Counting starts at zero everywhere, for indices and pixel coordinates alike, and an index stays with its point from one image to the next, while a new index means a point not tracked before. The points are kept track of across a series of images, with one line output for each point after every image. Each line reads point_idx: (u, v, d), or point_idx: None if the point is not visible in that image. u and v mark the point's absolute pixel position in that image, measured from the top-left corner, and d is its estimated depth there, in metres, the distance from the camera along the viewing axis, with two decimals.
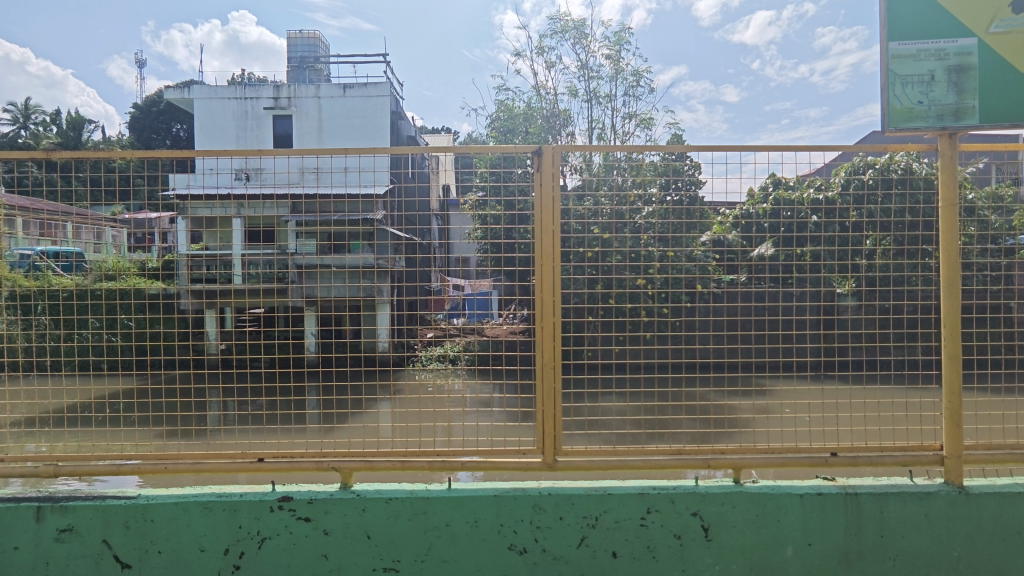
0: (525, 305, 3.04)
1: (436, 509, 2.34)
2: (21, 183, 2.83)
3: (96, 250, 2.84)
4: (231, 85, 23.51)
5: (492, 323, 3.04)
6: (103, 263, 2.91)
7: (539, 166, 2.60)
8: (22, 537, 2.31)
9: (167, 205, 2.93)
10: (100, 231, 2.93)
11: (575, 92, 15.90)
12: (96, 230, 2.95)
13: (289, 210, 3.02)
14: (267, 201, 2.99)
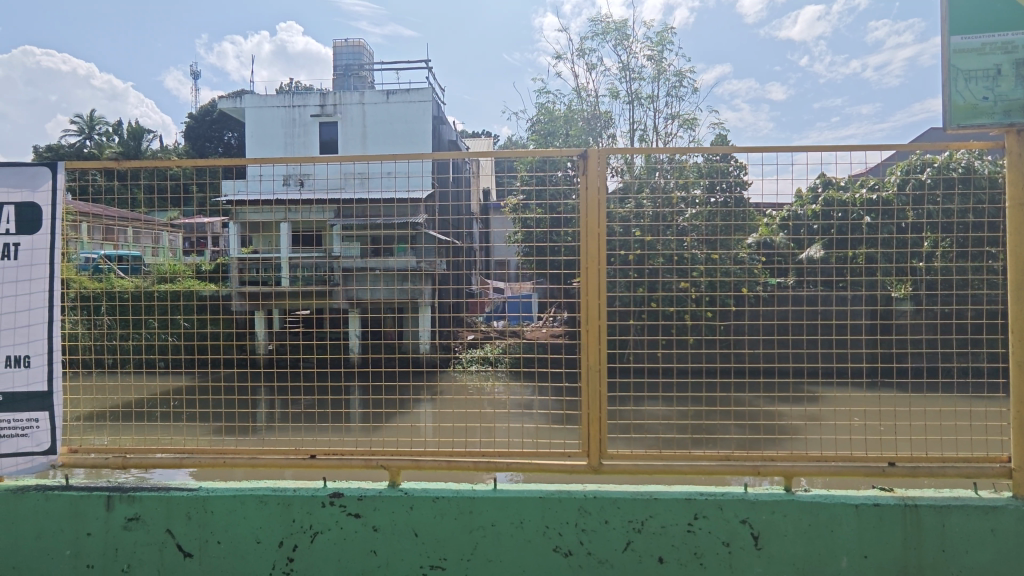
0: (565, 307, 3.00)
1: (482, 508, 2.37)
2: (80, 189, 2.84)
3: (154, 254, 2.96)
4: (279, 94, 24.32)
5: (532, 326, 3.06)
6: (160, 266, 3.03)
7: (585, 170, 2.58)
8: (94, 525, 2.45)
9: (221, 212, 2.91)
10: (156, 237, 2.93)
11: (617, 93, 15.76)
12: (152, 235, 2.97)
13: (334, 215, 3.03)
14: (313, 204, 3.01)
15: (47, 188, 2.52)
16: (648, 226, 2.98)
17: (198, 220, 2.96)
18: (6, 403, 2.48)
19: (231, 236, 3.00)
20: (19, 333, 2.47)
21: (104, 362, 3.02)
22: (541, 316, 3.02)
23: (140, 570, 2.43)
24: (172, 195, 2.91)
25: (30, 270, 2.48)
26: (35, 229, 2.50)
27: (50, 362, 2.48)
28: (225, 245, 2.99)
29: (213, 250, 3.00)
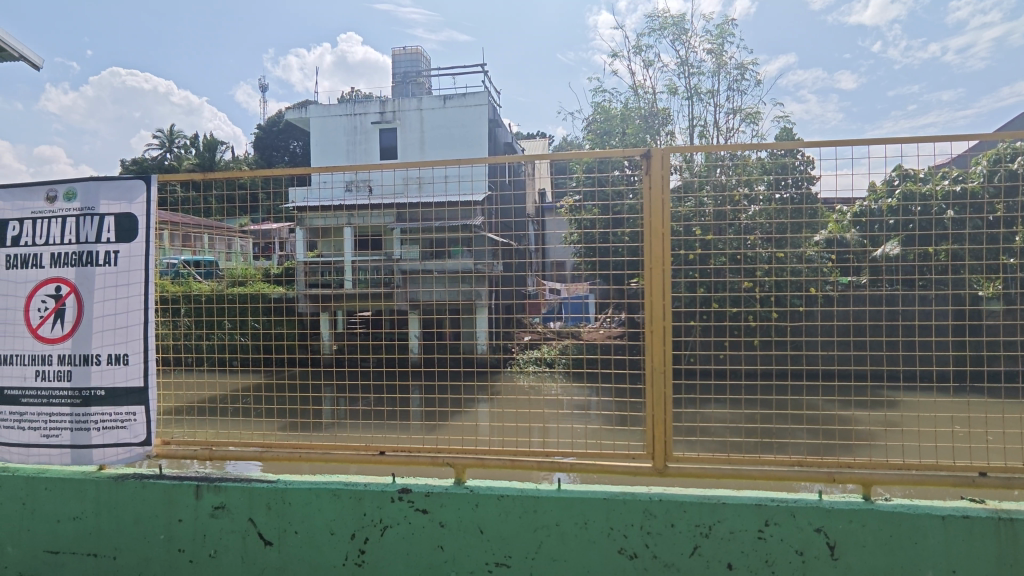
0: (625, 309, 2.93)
1: (546, 508, 2.38)
2: (163, 201, 3.02)
3: (227, 258, 3.13)
4: (341, 103, 25.19)
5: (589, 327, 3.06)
6: (233, 270, 3.19)
7: (648, 170, 2.54)
8: (185, 512, 2.63)
9: (288, 218, 3.07)
10: (230, 243, 3.15)
11: (675, 90, 15.42)
12: (225, 241, 3.16)
13: (393, 219, 3.09)
14: (372, 209, 3.11)
15: (141, 200, 2.72)
16: (709, 225, 2.90)
17: (269, 225, 3.14)
18: (108, 398, 2.69)
19: (298, 241, 3.16)
20: (118, 334, 2.68)
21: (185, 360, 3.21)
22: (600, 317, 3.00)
23: (226, 556, 2.59)
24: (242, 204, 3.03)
25: (127, 275, 2.69)
26: (132, 238, 2.71)
27: (146, 360, 2.68)
28: (293, 249, 3.15)
29: (281, 255, 3.12)
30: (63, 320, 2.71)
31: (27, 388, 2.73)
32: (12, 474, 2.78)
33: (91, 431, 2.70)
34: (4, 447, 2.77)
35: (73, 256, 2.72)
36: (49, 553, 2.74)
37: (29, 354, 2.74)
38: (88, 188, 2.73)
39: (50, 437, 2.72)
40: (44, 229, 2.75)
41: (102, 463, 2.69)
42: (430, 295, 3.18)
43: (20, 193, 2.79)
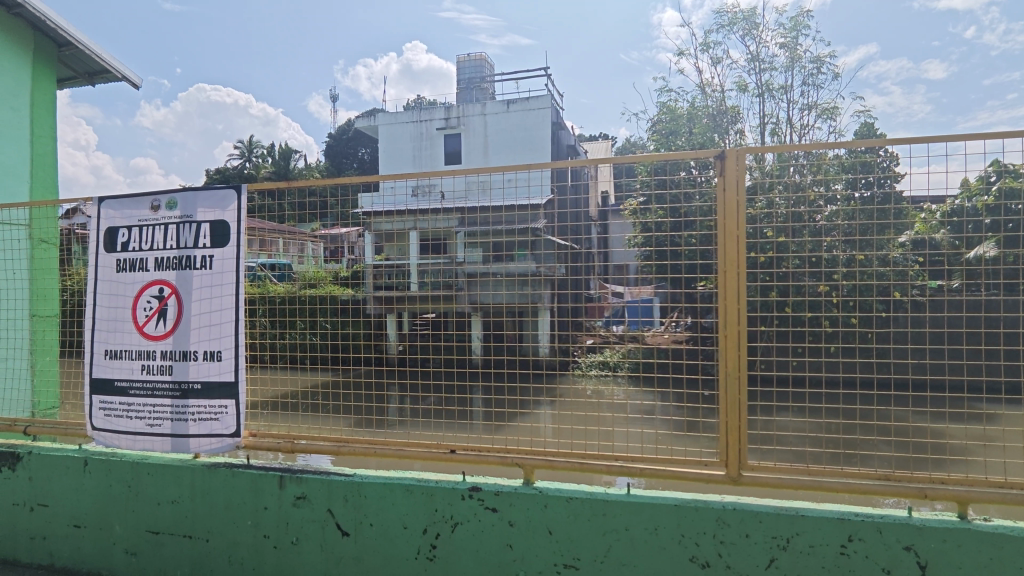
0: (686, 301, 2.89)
1: (615, 513, 2.37)
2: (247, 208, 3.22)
3: (301, 261, 3.24)
4: (407, 110, 25.90)
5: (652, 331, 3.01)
6: (305, 272, 3.30)
7: (722, 171, 2.49)
8: (270, 500, 2.79)
9: (357, 223, 3.07)
10: (303, 246, 3.21)
11: (745, 86, 14.89)
12: (300, 245, 3.23)
13: (458, 223, 3.13)
14: (440, 213, 3.12)
15: (233, 208, 2.92)
16: (780, 226, 2.79)
17: (339, 230, 3.13)
18: (204, 391, 2.90)
19: (366, 245, 3.14)
20: (213, 331, 2.89)
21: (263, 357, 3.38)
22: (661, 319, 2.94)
23: (306, 543, 2.73)
24: (315, 210, 3.09)
25: (221, 277, 2.90)
26: (225, 243, 2.91)
27: (236, 356, 2.87)
28: (361, 253, 3.14)
29: (350, 258, 3.17)
30: (165, 318, 2.95)
31: (133, 380, 2.99)
32: (119, 459, 3.05)
33: (188, 422, 2.92)
34: (113, 434, 3.04)
35: (174, 259, 2.96)
36: (150, 533, 2.98)
37: (136, 349, 2.99)
38: (187, 197, 2.97)
39: (152, 426, 2.96)
40: (148, 235, 3.00)
41: (197, 452, 2.90)
42: (491, 297, 3.14)
43: (127, 202, 3.05)
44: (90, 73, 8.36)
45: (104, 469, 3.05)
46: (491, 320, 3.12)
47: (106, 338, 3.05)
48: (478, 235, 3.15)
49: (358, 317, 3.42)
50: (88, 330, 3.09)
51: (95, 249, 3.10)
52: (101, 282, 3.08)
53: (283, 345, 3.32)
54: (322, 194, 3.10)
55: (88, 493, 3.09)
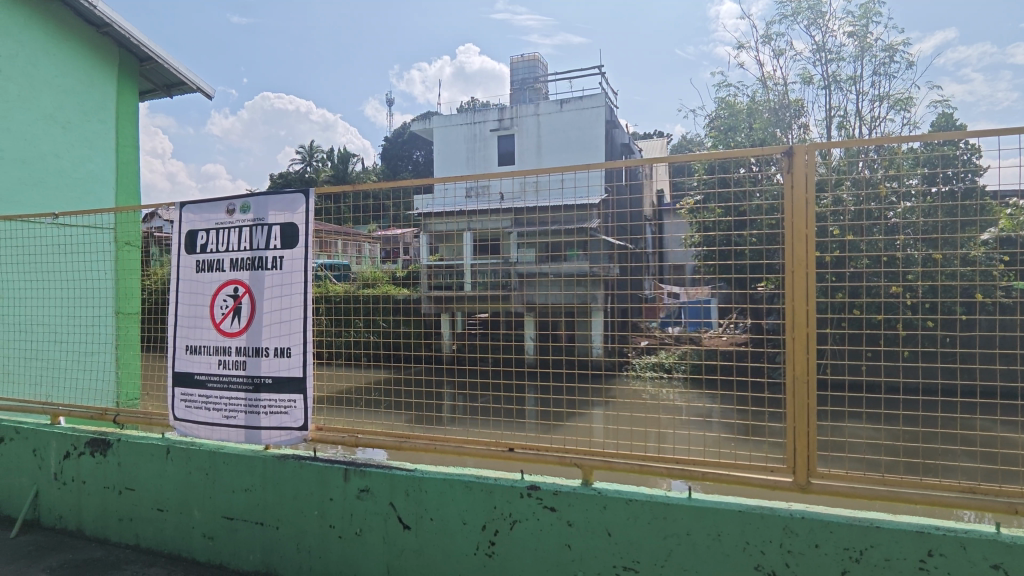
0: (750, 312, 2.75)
1: (676, 516, 2.34)
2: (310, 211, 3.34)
3: (359, 262, 3.28)
4: (460, 112, 26.26)
5: (710, 332, 2.93)
6: (364, 273, 3.32)
7: (790, 168, 2.41)
8: (335, 492, 2.90)
9: (414, 224, 3.06)
10: (361, 248, 3.25)
11: (809, 79, 14.28)
12: (357, 246, 3.29)
13: (511, 224, 3.12)
14: (490, 215, 3.11)
15: (302, 211, 3.05)
16: (850, 224, 2.67)
17: (393, 232, 3.14)
18: (274, 386, 3.04)
19: (422, 245, 3.15)
20: (282, 328, 3.03)
21: (322, 354, 3.48)
22: (721, 321, 2.82)
23: (369, 535, 2.82)
24: (372, 212, 3.15)
25: (290, 277, 3.03)
26: (293, 244, 3.05)
27: (304, 353, 2.99)
28: (417, 253, 3.17)
29: (406, 258, 3.20)
30: (239, 316, 3.12)
31: (211, 374, 3.17)
32: (198, 448, 3.25)
33: (260, 414, 3.07)
34: (192, 424, 3.23)
35: (247, 260, 3.13)
36: (225, 518, 3.15)
37: (213, 345, 3.18)
38: (260, 201, 3.12)
39: (228, 417, 3.13)
40: (225, 237, 3.18)
41: (268, 443, 3.05)
42: (545, 297, 3.12)
43: (206, 207, 3.24)
44: (167, 85, 9.19)
45: (185, 457, 3.25)
46: (546, 320, 3.17)
47: (187, 334, 3.25)
48: (534, 236, 3.14)
49: (412, 317, 3.53)
50: (170, 326, 3.30)
51: (176, 251, 3.31)
52: (182, 282, 3.28)
53: (341, 344, 3.41)
54: (378, 195, 3.13)
55: (170, 479, 3.30)
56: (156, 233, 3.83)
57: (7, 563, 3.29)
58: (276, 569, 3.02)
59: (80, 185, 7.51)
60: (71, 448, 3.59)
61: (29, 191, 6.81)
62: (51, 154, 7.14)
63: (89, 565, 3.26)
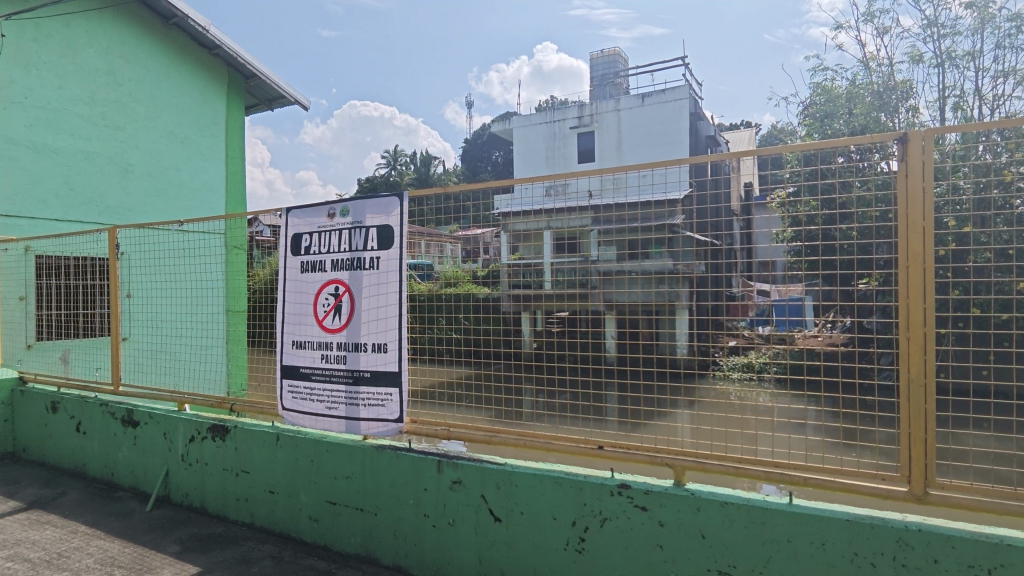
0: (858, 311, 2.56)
1: (776, 522, 2.25)
2: None
3: (441, 262, 3.26)
4: (540, 111, 26.38)
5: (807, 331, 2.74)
6: (448, 272, 3.32)
7: (905, 156, 2.25)
8: (429, 482, 3.02)
9: (494, 224, 3.15)
10: (442, 248, 3.23)
11: (919, 57, 13.12)
12: (439, 246, 3.26)
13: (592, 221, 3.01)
14: (572, 212, 3.07)
15: (396, 213, 3.21)
16: (971, 215, 2.44)
17: (474, 231, 3.21)
18: (372, 379, 3.22)
19: (502, 245, 3.19)
20: (379, 325, 3.20)
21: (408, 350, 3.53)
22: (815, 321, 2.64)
23: (462, 525, 2.92)
24: (454, 214, 3.23)
25: (387, 276, 3.20)
26: (389, 245, 3.22)
27: (399, 348, 3.14)
28: (497, 253, 3.20)
29: (486, 258, 3.21)
30: (340, 314, 3.32)
31: (315, 367, 3.40)
32: (305, 436, 3.49)
33: (359, 406, 3.26)
34: (298, 413, 3.47)
35: (347, 261, 3.32)
36: (329, 503, 3.37)
37: (317, 340, 3.40)
38: (358, 204, 3.31)
39: (331, 409, 3.34)
40: (326, 240, 3.40)
41: (367, 434, 3.23)
42: (625, 294, 3.10)
43: (309, 211, 3.47)
44: (270, 99, 9.89)
45: (293, 444, 3.51)
46: (626, 319, 3.17)
47: (293, 330, 3.50)
48: (613, 233, 3.04)
49: (491, 315, 3.32)
50: (278, 323, 3.56)
51: (284, 253, 3.57)
52: (289, 282, 3.54)
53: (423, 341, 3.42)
54: (458, 198, 3.22)
55: (279, 464, 3.57)
56: (257, 236, 4.13)
57: (144, 533, 3.70)
58: (375, 553, 3.20)
59: (194, 196, 8.42)
60: (195, 433, 3.98)
61: (155, 201, 7.89)
62: (172, 167, 8.14)
63: (212, 539, 3.60)
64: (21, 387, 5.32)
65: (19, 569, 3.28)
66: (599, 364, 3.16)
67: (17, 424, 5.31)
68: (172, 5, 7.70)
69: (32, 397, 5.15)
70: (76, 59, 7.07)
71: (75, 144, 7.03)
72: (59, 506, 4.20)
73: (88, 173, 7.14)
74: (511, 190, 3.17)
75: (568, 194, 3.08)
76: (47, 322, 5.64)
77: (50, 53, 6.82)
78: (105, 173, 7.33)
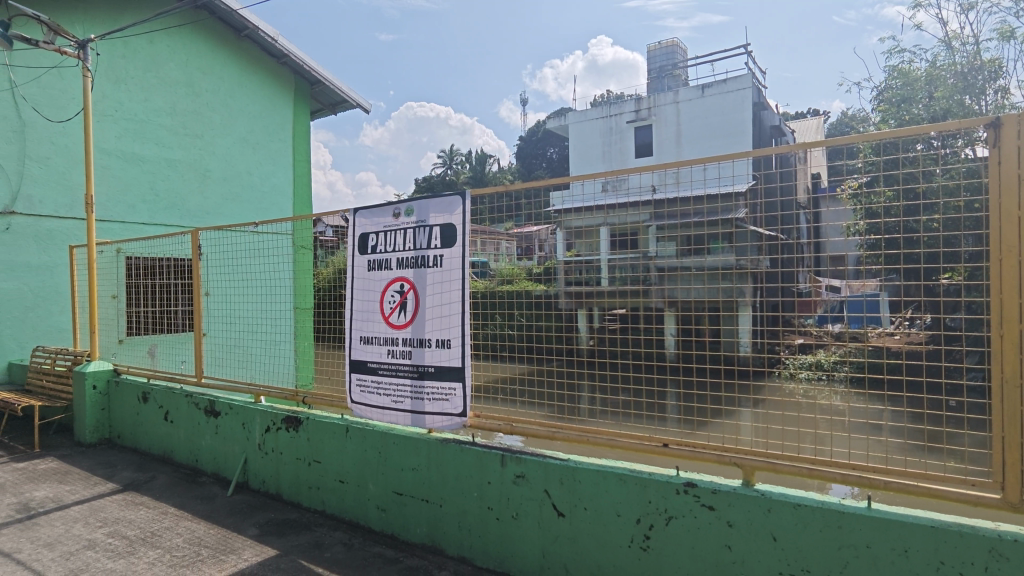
0: (943, 310, 2.39)
1: (854, 526, 2.17)
2: None
3: (498, 260, 3.34)
4: (596, 106, 26.12)
5: (880, 331, 2.61)
6: (504, 270, 3.34)
7: (997, 141, 2.11)
8: (493, 476, 3.08)
9: (547, 220, 3.09)
10: (499, 246, 3.32)
11: (1010, 33, 12.14)
12: (495, 244, 3.35)
13: (650, 217, 2.92)
14: (629, 207, 2.97)
15: (459, 212, 3.27)
16: None
17: (530, 229, 3.17)
18: (436, 374, 3.30)
19: (557, 241, 3.12)
20: (443, 321, 3.28)
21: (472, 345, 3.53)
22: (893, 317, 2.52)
23: (525, 519, 2.96)
24: (508, 212, 3.24)
25: (450, 273, 3.28)
26: (452, 243, 3.29)
27: (463, 345, 3.21)
28: (552, 250, 3.14)
29: (540, 255, 3.19)
30: (405, 310, 3.42)
31: (382, 362, 3.52)
32: (372, 428, 3.63)
33: (425, 400, 3.35)
34: (366, 407, 3.60)
35: (412, 259, 3.43)
36: (396, 493, 3.49)
37: (384, 336, 3.52)
38: (422, 204, 3.39)
39: (397, 402, 3.45)
40: (392, 239, 3.51)
41: (432, 427, 3.31)
42: (687, 292, 2.95)
43: (375, 212, 3.60)
44: (333, 103, 10.26)
45: (362, 436, 3.65)
46: (686, 316, 2.97)
47: (361, 327, 3.63)
48: (673, 230, 2.92)
49: (551, 311, 3.31)
50: (347, 319, 3.71)
51: (352, 252, 3.71)
52: (357, 280, 3.67)
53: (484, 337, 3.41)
54: (516, 196, 3.23)
55: (349, 455, 3.72)
56: (320, 236, 4.30)
57: (226, 516, 3.95)
58: (441, 543, 3.28)
59: (265, 199, 8.86)
60: (271, 423, 4.20)
61: (230, 205, 8.35)
62: (245, 172, 8.58)
63: (287, 524, 3.80)
64: (116, 378, 5.78)
65: (118, 545, 3.57)
66: (660, 362, 3.05)
67: (112, 412, 5.77)
68: (245, 18, 8.11)
69: (126, 388, 5.58)
70: (159, 73, 7.58)
71: (159, 152, 7.54)
72: (150, 488, 4.53)
73: (170, 179, 7.65)
74: (569, 187, 3.16)
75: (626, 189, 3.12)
76: (138, 319, 6.08)
77: (136, 68, 7.34)
78: (186, 179, 7.82)
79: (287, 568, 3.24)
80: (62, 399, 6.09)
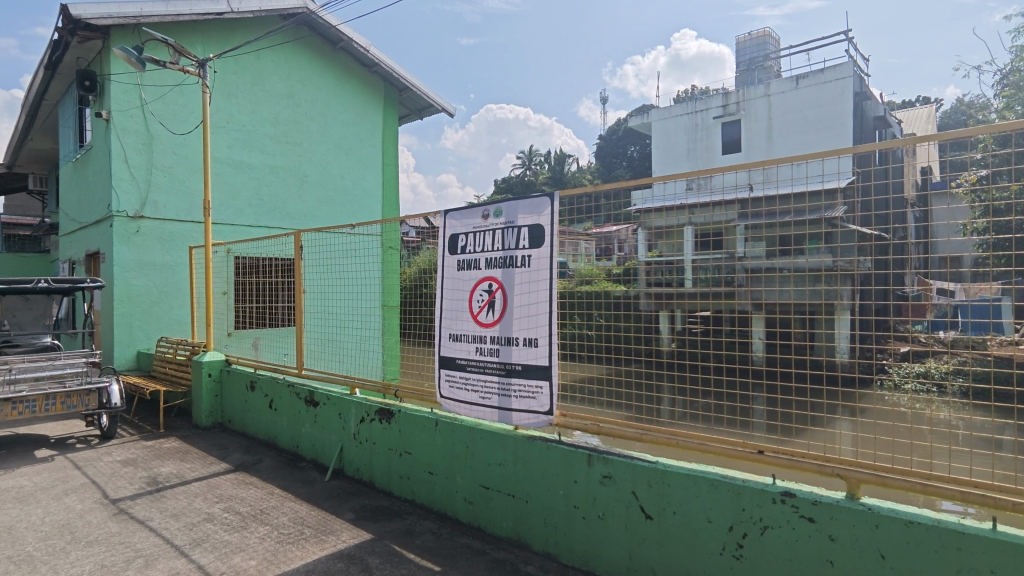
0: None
1: (974, 548, 2.02)
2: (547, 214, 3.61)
3: (578, 260, 3.32)
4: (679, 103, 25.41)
5: (1000, 338, 2.39)
6: (583, 270, 3.32)
7: None
8: (579, 475, 3.10)
9: (630, 221, 3.07)
10: (577, 246, 3.30)
11: None
12: (573, 244, 3.33)
13: (737, 215, 2.87)
14: (718, 207, 2.94)
15: (547, 213, 3.31)
16: None
17: (611, 228, 3.17)
18: (523, 372, 3.37)
19: (640, 241, 3.09)
20: (530, 320, 3.35)
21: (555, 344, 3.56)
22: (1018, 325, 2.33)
23: (612, 519, 2.96)
24: (587, 212, 3.29)
25: (537, 274, 3.33)
26: (539, 244, 3.34)
27: (549, 345, 3.26)
28: (634, 249, 3.09)
29: (621, 255, 3.13)
30: (493, 309, 3.52)
31: (470, 358, 3.64)
32: (461, 423, 3.76)
33: (511, 398, 3.42)
34: (455, 401, 3.73)
35: (500, 259, 3.52)
36: (482, 487, 3.59)
37: (471, 334, 3.63)
38: (510, 205, 3.47)
39: (484, 399, 3.54)
40: (481, 239, 3.62)
41: (518, 424, 3.39)
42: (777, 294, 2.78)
43: (464, 213, 3.72)
44: (418, 109, 10.63)
45: (450, 430, 3.79)
46: (776, 319, 2.77)
47: (450, 324, 3.77)
48: (762, 228, 2.81)
49: (631, 313, 3.18)
50: (437, 317, 3.86)
51: (442, 251, 3.85)
52: (446, 279, 3.82)
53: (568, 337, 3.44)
54: (599, 196, 3.29)
55: (438, 448, 3.87)
56: (404, 237, 4.47)
57: (325, 500, 4.22)
58: (526, 537, 3.35)
59: (356, 201, 9.31)
60: (365, 415, 4.44)
61: (325, 208, 8.87)
62: (339, 176, 9.09)
63: (379, 510, 4.01)
64: (227, 367, 6.34)
65: (233, 519, 3.92)
66: (746, 364, 2.91)
67: (223, 398, 6.31)
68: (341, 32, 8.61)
69: (236, 377, 6.10)
70: (265, 87, 8.20)
71: (263, 159, 8.16)
72: (258, 470, 4.93)
73: (273, 184, 8.24)
74: (650, 186, 3.07)
75: (714, 188, 3.01)
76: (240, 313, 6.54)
77: (246, 82, 7.99)
78: (287, 185, 8.40)
79: (381, 552, 3.42)
80: (182, 385, 6.74)
